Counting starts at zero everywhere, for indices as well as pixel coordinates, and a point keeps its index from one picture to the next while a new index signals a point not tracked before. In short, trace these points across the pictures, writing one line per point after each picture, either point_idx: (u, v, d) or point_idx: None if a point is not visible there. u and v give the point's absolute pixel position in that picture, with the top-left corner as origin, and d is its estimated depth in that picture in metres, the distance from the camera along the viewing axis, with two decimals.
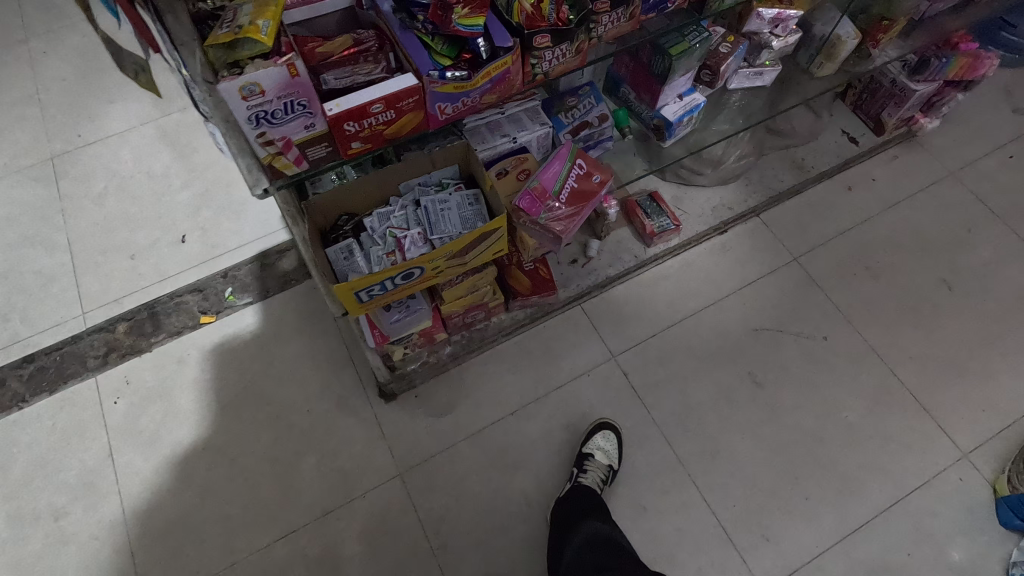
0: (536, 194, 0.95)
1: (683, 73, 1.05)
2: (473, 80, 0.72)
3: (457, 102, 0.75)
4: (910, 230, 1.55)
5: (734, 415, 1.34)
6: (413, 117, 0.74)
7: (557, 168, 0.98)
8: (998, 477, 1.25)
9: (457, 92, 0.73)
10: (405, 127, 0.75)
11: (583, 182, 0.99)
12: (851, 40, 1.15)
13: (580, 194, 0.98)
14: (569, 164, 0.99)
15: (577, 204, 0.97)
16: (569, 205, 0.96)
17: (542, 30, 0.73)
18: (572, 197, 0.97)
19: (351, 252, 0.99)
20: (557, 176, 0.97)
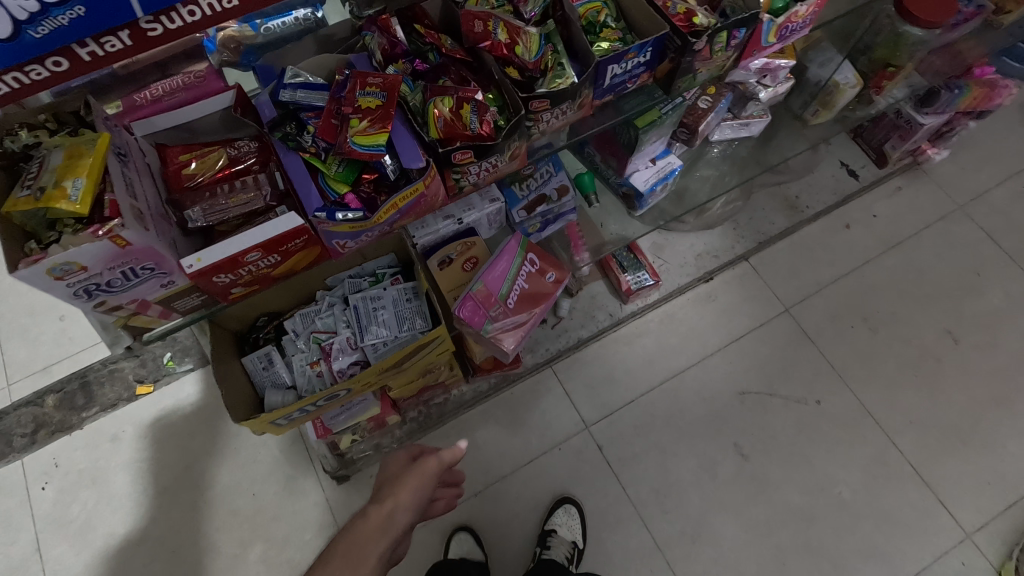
0: (480, 299, 0.83)
1: (655, 140, 0.91)
2: (375, 215, 0.59)
3: (361, 237, 0.62)
4: (913, 273, 1.41)
5: (718, 492, 1.23)
6: (312, 250, 0.61)
7: (505, 265, 0.85)
8: (1003, 562, 1.15)
9: (357, 229, 0.60)
10: (300, 264, 0.62)
11: (534, 279, 0.88)
12: (852, 87, 1.01)
13: (529, 296, 0.87)
14: (519, 259, 0.86)
15: (527, 309, 0.86)
16: (517, 311, 0.85)
17: (463, 144, 0.59)
18: (521, 300, 0.86)
19: (271, 361, 0.87)
20: (504, 275, 0.85)
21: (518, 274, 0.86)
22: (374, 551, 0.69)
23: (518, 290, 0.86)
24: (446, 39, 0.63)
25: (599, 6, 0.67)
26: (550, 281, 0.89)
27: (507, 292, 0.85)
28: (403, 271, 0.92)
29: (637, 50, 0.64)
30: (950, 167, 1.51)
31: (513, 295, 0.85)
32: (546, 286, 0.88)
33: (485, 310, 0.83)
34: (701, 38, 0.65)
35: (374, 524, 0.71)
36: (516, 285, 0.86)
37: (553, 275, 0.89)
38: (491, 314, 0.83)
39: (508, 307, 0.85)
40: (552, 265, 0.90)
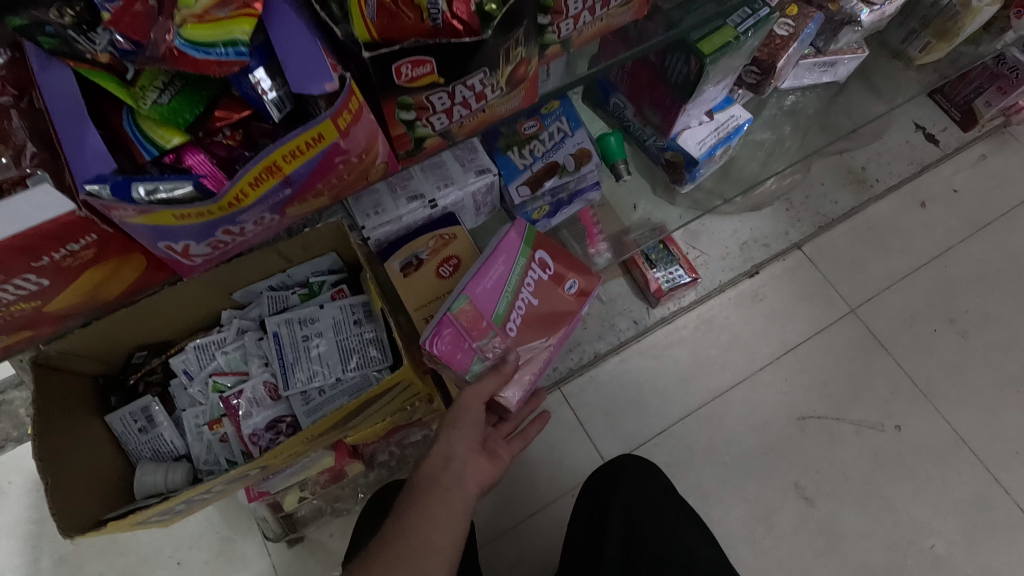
0: (465, 322, 0.54)
1: (720, 80, 0.62)
2: (230, 192, 0.36)
3: (204, 235, 0.40)
4: (1007, 262, 1.14)
5: (777, 549, 0.96)
6: (101, 270, 0.43)
7: (503, 271, 0.57)
8: None
9: (178, 221, 0.37)
10: (89, 286, 0.43)
11: (545, 291, 0.60)
12: (987, 10, 0.70)
13: (537, 317, 0.60)
14: (523, 261, 0.58)
15: (533, 337, 0.59)
16: (520, 342, 0.58)
17: (417, 43, 0.32)
18: (526, 324, 0.59)
19: (152, 420, 0.58)
20: (503, 285, 0.56)
21: (523, 284, 0.58)
22: (447, 490, 0.48)
23: (521, 308, 0.58)
24: None
25: None
26: (568, 292, 0.61)
27: (505, 311, 0.57)
28: (350, 278, 0.63)
29: None
30: None
31: (514, 317, 0.57)
32: (563, 298, 0.61)
33: (473, 341, 0.55)
34: None
35: (430, 462, 0.50)
36: (518, 301, 0.58)
37: (573, 282, 0.62)
38: (482, 347, 0.55)
39: (507, 336, 0.57)
40: (570, 269, 0.62)
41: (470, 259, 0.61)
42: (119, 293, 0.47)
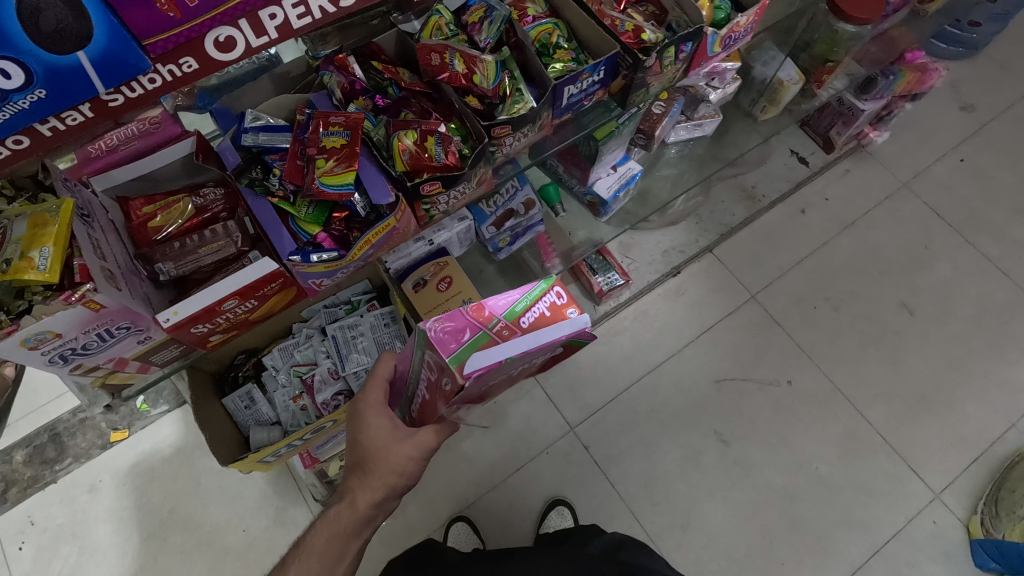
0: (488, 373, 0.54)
1: (616, 148, 0.94)
2: (353, 251, 0.59)
3: (336, 275, 0.62)
4: (868, 251, 1.48)
5: (704, 480, 1.26)
6: (282, 297, 0.61)
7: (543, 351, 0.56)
8: (971, 518, 1.22)
9: (333, 269, 0.59)
10: (276, 307, 0.61)
11: (542, 363, 0.63)
12: (794, 84, 1.06)
13: (508, 377, 0.64)
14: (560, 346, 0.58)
15: (489, 391, 0.67)
16: (483, 392, 0.64)
17: (431, 175, 0.60)
18: (503, 381, 0.63)
19: (253, 400, 0.85)
20: (532, 358, 0.56)
21: (537, 360, 0.60)
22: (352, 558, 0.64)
23: (514, 372, 0.61)
24: (404, 73, 0.64)
25: (550, 27, 0.69)
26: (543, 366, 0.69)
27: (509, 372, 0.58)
28: (378, 298, 0.92)
29: (592, 70, 0.66)
30: (893, 147, 1.59)
31: (503, 376, 0.60)
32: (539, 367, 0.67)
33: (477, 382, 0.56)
34: (651, 55, 0.67)
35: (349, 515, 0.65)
36: (519, 368, 0.60)
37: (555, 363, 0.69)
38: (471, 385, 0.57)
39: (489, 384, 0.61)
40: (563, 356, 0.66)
41: (459, 276, 0.91)
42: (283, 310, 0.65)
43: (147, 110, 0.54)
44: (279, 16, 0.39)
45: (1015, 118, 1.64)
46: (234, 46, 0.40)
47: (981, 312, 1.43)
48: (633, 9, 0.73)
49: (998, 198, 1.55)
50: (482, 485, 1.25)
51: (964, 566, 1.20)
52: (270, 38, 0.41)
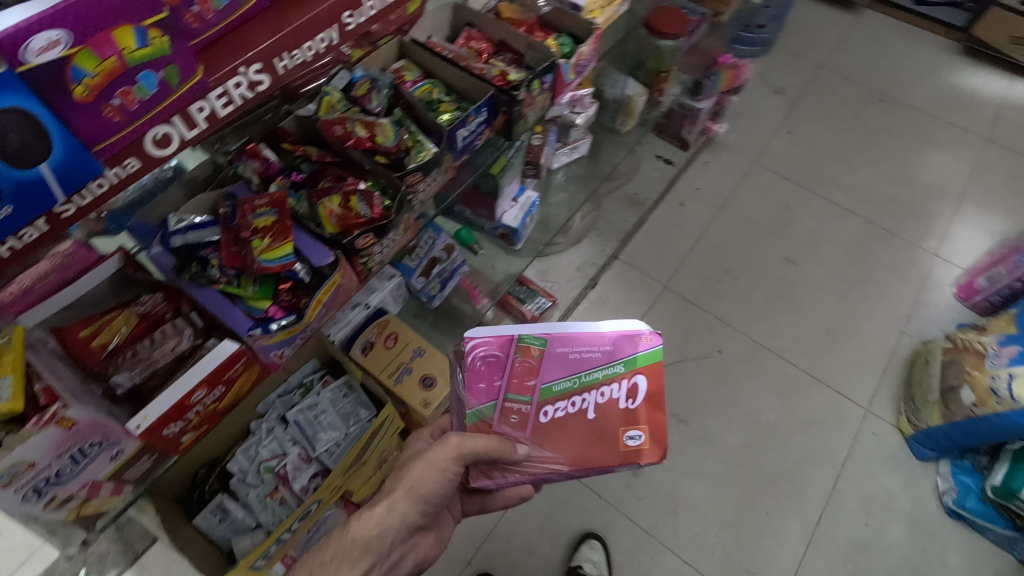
0: (516, 361, 0.68)
1: (512, 181, 1.04)
2: (308, 313, 0.62)
3: (295, 343, 0.64)
4: (744, 223, 1.69)
5: (677, 462, 1.34)
6: (246, 378, 0.62)
7: (589, 359, 0.68)
8: (900, 419, 1.39)
9: (292, 335, 0.62)
10: (243, 389, 0.62)
11: (604, 414, 0.68)
12: (640, 96, 1.24)
13: (574, 432, 0.68)
14: (614, 367, 0.69)
15: (551, 446, 0.68)
16: (540, 439, 0.68)
17: (362, 230, 0.65)
18: (561, 426, 0.68)
19: (226, 510, 0.82)
20: (578, 370, 0.68)
21: (589, 390, 0.68)
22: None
23: (568, 408, 0.68)
24: (312, 149, 0.70)
25: (428, 87, 0.81)
26: (624, 440, 0.68)
27: (555, 392, 0.68)
28: (330, 372, 0.93)
29: (475, 112, 0.76)
30: (734, 134, 1.85)
31: (554, 408, 0.68)
32: (615, 436, 0.68)
33: (512, 380, 0.68)
34: (521, 89, 0.79)
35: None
36: (569, 399, 0.68)
37: (639, 437, 0.68)
38: (510, 395, 0.68)
39: (534, 414, 0.68)
40: (646, 425, 0.68)
41: (403, 329, 0.97)
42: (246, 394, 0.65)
43: (60, 244, 0.53)
44: (206, 108, 0.45)
45: (816, 91, 1.99)
46: (170, 142, 0.44)
47: (847, 248, 1.67)
48: (494, 58, 0.86)
49: (827, 155, 1.84)
50: (477, 537, 1.24)
51: (909, 462, 1.35)
52: (200, 129, 0.45)
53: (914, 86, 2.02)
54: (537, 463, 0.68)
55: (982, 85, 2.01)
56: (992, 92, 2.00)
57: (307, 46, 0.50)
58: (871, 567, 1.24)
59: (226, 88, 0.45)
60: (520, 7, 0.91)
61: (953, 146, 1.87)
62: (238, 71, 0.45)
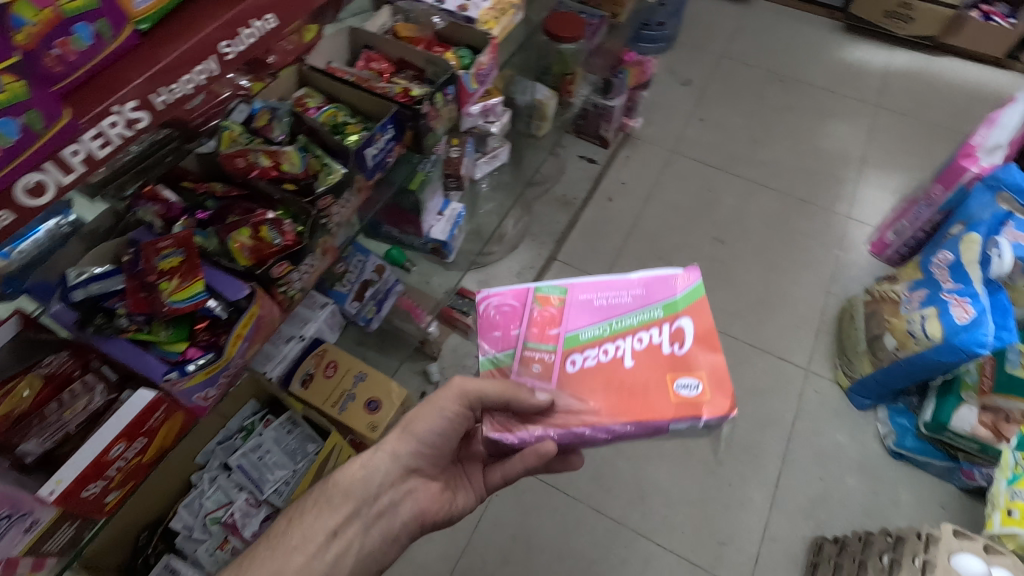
0: (535, 311, 0.66)
1: (434, 195, 1.05)
2: (227, 349, 0.61)
3: (219, 382, 0.62)
4: (670, 210, 1.76)
5: (638, 448, 1.36)
6: (170, 427, 0.60)
7: (619, 305, 0.66)
8: (837, 374, 1.46)
9: (214, 373, 0.60)
10: (167, 438, 0.60)
11: (643, 360, 0.64)
12: (551, 100, 1.27)
13: (611, 382, 0.63)
14: (652, 312, 0.66)
15: (583, 397, 0.63)
16: (569, 389, 0.64)
17: (276, 258, 0.65)
18: (593, 376, 0.64)
19: (175, 571, 0.77)
20: (609, 316, 0.66)
21: (624, 337, 0.65)
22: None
23: (600, 356, 0.64)
24: (216, 184, 0.69)
25: (333, 111, 0.81)
26: (676, 389, 0.62)
27: (584, 339, 0.65)
28: (271, 411, 0.91)
29: (381, 130, 0.77)
30: (649, 128, 1.93)
31: (583, 356, 0.64)
32: (665, 384, 0.62)
33: (533, 330, 0.66)
34: (424, 104, 0.81)
35: None
36: (601, 347, 0.65)
37: (694, 386, 0.62)
38: (531, 343, 0.66)
39: (561, 363, 0.64)
40: (701, 372, 0.62)
41: (342, 356, 0.96)
42: (173, 443, 0.63)
43: None
44: (81, 151, 0.43)
45: (720, 79, 2.09)
46: (45, 190, 0.42)
47: (768, 221, 1.76)
48: (397, 76, 0.86)
49: (738, 137, 1.94)
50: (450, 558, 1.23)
51: (851, 413, 1.42)
52: (78, 173, 0.44)
53: (807, 65, 2.16)
54: (566, 414, 0.63)
55: (866, 57, 2.18)
56: (875, 62, 2.16)
57: (186, 78, 0.49)
58: (832, 518, 1.29)
59: (100, 129, 0.44)
60: (416, 25, 0.93)
61: (848, 115, 2.01)
62: (111, 111, 0.44)
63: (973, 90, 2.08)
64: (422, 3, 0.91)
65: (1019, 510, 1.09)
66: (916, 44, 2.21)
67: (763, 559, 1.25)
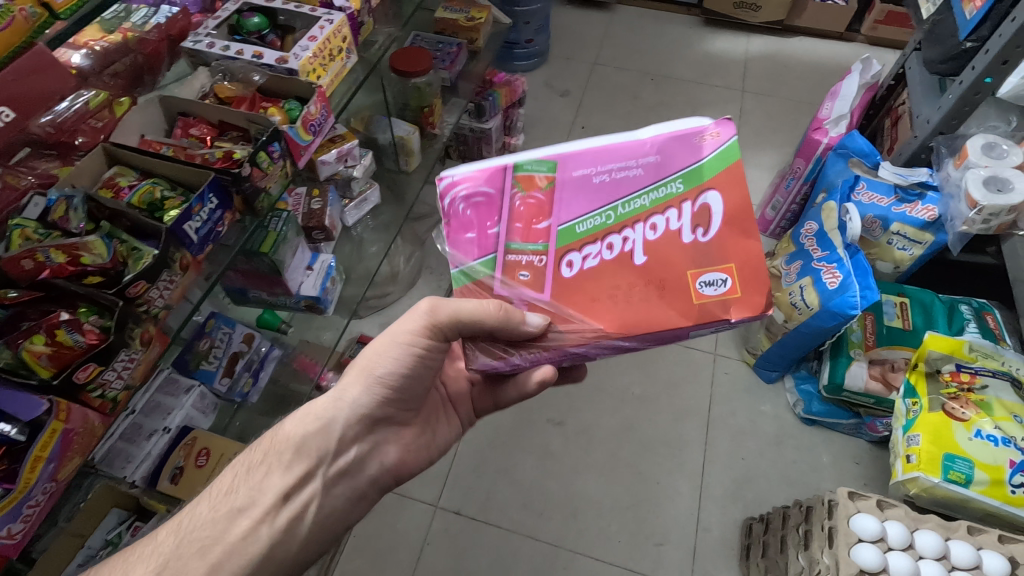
0: (522, 202, 0.64)
1: (294, 252, 1.01)
2: (21, 478, 0.56)
3: (25, 512, 0.58)
4: None
5: (563, 464, 1.35)
6: None
7: (627, 180, 0.64)
8: (744, 353, 1.51)
9: (13, 505, 0.56)
10: None
11: (654, 252, 0.63)
12: (413, 135, 1.28)
13: (617, 280, 0.63)
14: (673, 186, 0.63)
15: (580, 306, 0.63)
16: (568, 291, 0.64)
17: (80, 362, 0.60)
18: (593, 276, 0.63)
19: None
20: (613, 200, 0.64)
21: (631, 225, 0.64)
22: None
23: (602, 250, 0.64)
24: (4, 292, 0.62)
25: (150, 187, 0.75)
26: (698, 287, 0.62)
27: (580, 232, 0.64)
28: (140, 516, 0.86)
29: (198, 201, 0.72)
30: (533, 143, 1.96)
31: (581, 255, 0.64)
32: (685, 283, 0.62)
33: (517, 226, 0.65)
34: (244, 166, 0.76)
35: None
36: (603, 241, 0.64)
37: (719, 283, 0.62)
38: (515, 246, 0.64)
39: (554, 263, 0.64)
40: (728, 267, 0.62)
41: (214, 442, 0.89)
42: None
43: None
44: None
45: (595, 85, 2.16)
46: None
47: None
48: (219, 140, 0.83)
49: None
50: None
51: (761, 388, 1.47)
52: None
53: (674, 61, 2.27)
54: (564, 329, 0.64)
55: (726, 47, 2.30)
56: (736, 51, 2.29)
57: None
58: (759, 495, 1.32)
59: None
60: (237, 83, 0.89)
61: (719, 103, 2.11)
62: None
63: (825, 64, 2.24)
64: (239, 61, 0.88)
65: (917, 454, 1.14)
66: (768, 29, 2.36)
67: (700, 550, 1.25)
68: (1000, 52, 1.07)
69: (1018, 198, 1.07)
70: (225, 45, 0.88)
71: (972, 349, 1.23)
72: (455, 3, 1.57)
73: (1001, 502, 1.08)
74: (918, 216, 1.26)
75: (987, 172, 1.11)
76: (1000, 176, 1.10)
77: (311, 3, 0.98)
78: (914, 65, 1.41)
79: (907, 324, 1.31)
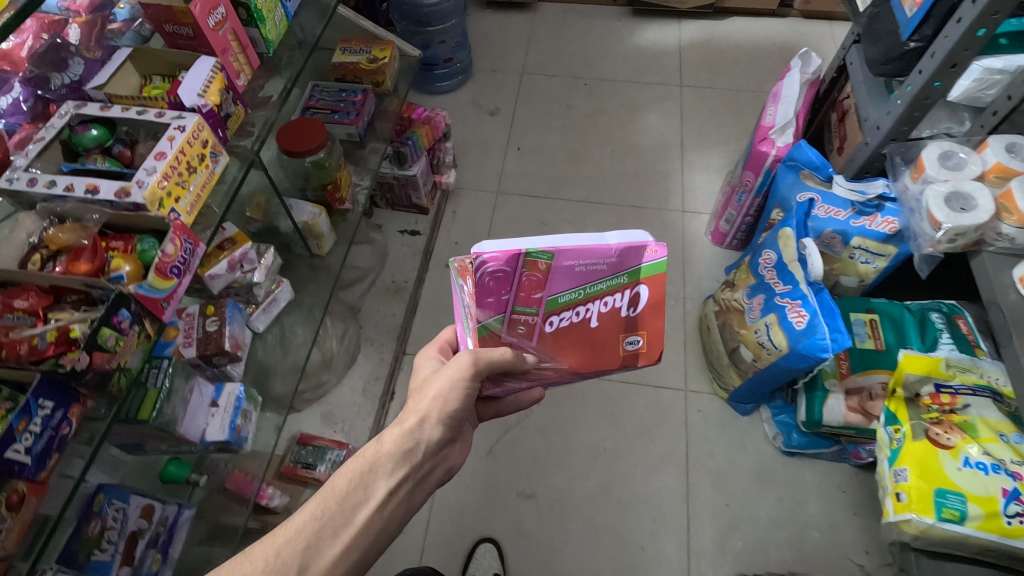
0: (524, 276, 0.64)
1: (186, 397, 0.88)
2: None
3: None
4: None
5: (540, 542, 1.25)
6: None
7: (594, 272, 0.66)
8: (714, 386, 1.42)
9: None
10: None
11: (605, 321, 0.71)
12: (320, 215, 1.13)
13: (575, 341, 0.72)
14: (618, 279, 0.68)
15: (558, 351, 0.72)
16: (547, 347, 0.71)
17: None
18: (564, 331, 0.70)
19: None
20: (583, 284, 0.67)
21: (597, 301, 0.69)
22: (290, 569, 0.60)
23: (573, 317, 0.69)
24: None
25: None
26: (623, 346, 0.73)
27: (562, 304, 0.67)
28: None
29: (22, 415, 0.58)
30: (467, 174, 1.81)
31: (560, 318, 0.69)
32: (614, 343, 0.73)
33: (522, 296, 0.66)
34: (80, 356, 0.61)
35: None
36: (576, 311, 0.69)
37: (637, 341, 0.73)
38: (519, 308, 0.66)
39: (541, 323, 0.68)
40: (644, 332, 0.73)
41: None
42: None
43: None
44: None
45: (526, 98, 2.01)
46: None
47: None
48: (54, 310, 0.66)
49: (558, 156, 1.86)
50: None
51: (737, 422, 1.39)
52: None
53: (606, 59, 2.13)
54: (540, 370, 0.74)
55: (658, 38, 2.18)
56: (668, 41, 2.17)
57: None
58: (748, 544, 1.25)
59: None
60: (76, 225, 0.73)
61: (658, 102, 1.99)
62: None
63: (761, 46, 2.13)
64: (70, 199, 0.71)
65: (906, 492, 1.08)
66: (699, 14, 2.23)
67: None
68: (948, 55, 0.98)
69: (983, 217, 0.98)
70: (50, 180, 0.71)
71: (949, 366, 1.15)
72: (353, 43, 1.40)
73: (998, 536, 1.01)
74: (878, 229, 1.18)
75: (948, 186, 1.03)
76: (962, 191, 1.02)
77: (157, 105, 0.82)
78: (856, 59, 1.30)
79: (879, 344, 1.24)
